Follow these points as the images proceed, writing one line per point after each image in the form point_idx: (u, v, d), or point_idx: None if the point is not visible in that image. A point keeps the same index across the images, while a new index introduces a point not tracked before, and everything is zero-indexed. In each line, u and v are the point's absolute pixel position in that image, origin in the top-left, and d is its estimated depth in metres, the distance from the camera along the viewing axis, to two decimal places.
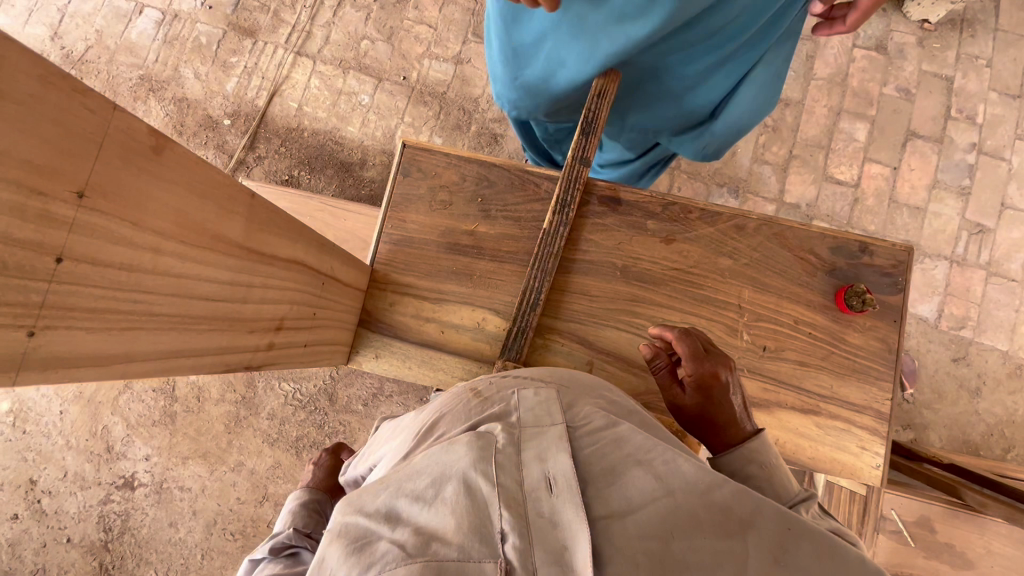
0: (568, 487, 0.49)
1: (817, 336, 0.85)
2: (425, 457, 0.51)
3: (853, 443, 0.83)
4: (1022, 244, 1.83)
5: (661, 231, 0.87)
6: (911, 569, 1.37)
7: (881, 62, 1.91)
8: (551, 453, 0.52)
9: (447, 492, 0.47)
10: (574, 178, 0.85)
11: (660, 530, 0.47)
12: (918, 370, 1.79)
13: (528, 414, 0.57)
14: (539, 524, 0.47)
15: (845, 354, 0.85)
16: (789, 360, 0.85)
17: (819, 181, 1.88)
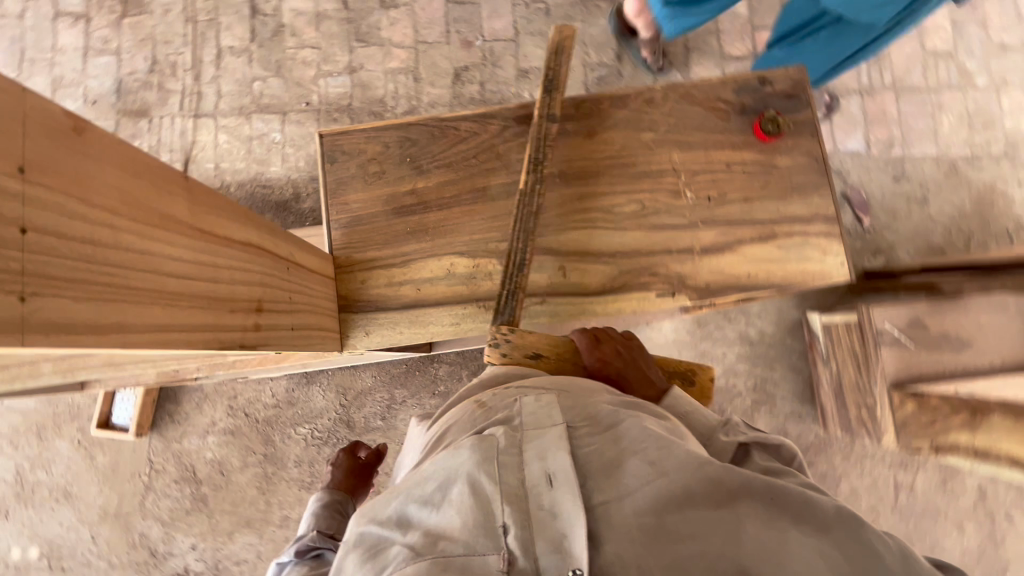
0: (564, 478, 0.59)
1: (751, 170, 0.91)
2: (434, 464, 0.62)
3: (815, 251, 0.90)
4: (916, 56, 1.94)
5: (582, 129, 0.92)
6: (920, 369, 1.47)
7: None
8: (551, 449, 0.62)
9: (452, 495, 0.58)
10: (543, 136, 0.86)
11: (654, 508, 0.55)
12: (869, 199, 1.89)
13: (530, 416, 0.67)
14: (542, 516, 0.56)
15: (780, 178, 0.91)
16: (735, 201, 0.91)
17: (721, 64, 1.96)
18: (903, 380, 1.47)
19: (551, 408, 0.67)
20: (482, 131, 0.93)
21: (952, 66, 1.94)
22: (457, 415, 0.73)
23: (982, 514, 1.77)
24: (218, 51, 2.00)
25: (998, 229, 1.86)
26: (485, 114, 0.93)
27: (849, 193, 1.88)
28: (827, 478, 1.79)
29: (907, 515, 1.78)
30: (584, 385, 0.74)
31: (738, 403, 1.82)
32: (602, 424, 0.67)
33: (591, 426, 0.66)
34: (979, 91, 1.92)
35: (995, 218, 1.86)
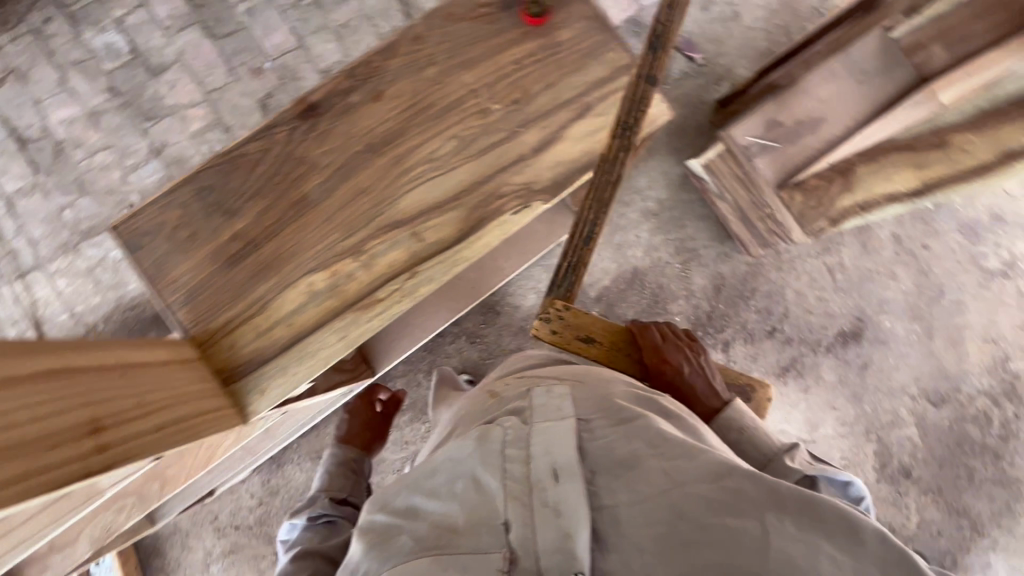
0: (568, 473, 0.73)
1: (523, 61, 1.09)
2: (447, 457, 0.81)
3: (618, 101, 1.09)
4: None
5: (368, 95, 1.06)
6: (794, 161, 1.55)
7: None
8: (562, 443, 0.77)
9: (458, 487, 0.76)
10: (638, 99, 0.95)
11: (665, 517, 0.68)
12: (691, 38, 1.98)
13: (539, 411, 0.84)
14: (546, 512, 0.69)
15: (554, 55, 1.09)
16: (522, 94, 1.08)
17: None
18: (785, 178, 1.56)
19: (561, 407, 0.84)
20: (272, 144, 1.05)
21: None
22: (479, 416, 0.94)
23: (904, 256, 1.94)
24: (9, 200, 1.82)
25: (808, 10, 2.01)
26: (269, 130, 1.06)
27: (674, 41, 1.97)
28: (772, 295, 1.91)
29: (849, 289, 1.92)
30: (601, 385, 0.92)
31: (670, 273, 1.89)
32: (615, 415, 0.83)
33: (603, 420, 0.82)
34: None
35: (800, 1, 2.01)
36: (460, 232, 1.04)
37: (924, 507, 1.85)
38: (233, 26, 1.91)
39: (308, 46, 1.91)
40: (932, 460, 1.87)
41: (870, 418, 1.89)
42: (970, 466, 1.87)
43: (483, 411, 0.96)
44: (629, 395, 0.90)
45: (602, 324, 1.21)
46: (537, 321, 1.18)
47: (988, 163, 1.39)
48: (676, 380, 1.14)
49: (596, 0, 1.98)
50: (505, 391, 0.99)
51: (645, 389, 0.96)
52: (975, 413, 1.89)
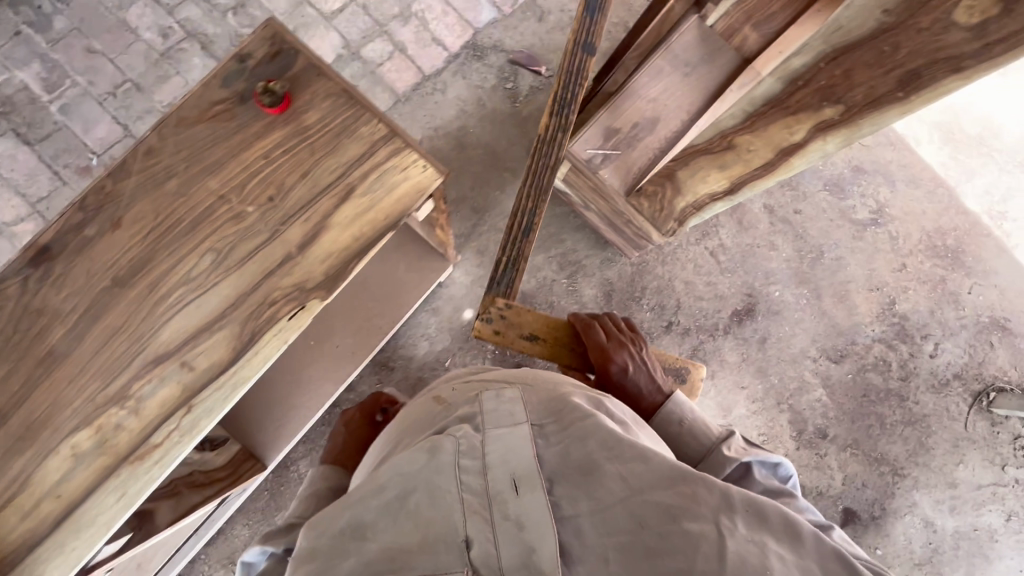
0: (529, 484, 0.69)
1: (266, 154, 1.13)
2: (391, 471, 0.72)
3: (375, 178, 1.12)
4: None
5: (107, 226, 1.10)
6: (639, 166, 1.54)
7: None
8: (517, 451, 0.72)
9: (411, 503, 0.69)
10: (572, 74, 1.19)
11: (627, 527, 0.67)
12: (533, 52, 1.97)
13: (489, 414, 0.78)
14: (508, 527, 0.66)
15: (295, 145, 1.13)
16: (266, 186, 1.12)
17: (328, 24, 1.89)
18: (632, 184, 1.56)
19: (515, 409, 0.79)
20: (8, 301, 1.08)
21: None
22: (428, 418, 0.86)
23: (779, 225, 1.98)
24: None
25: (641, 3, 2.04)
26: (3, 287, 1.08)
27: (516, 58, 1.95)
28: (662, 290, 1.91)
29: (734, 268, 1.95)
30: (548, 383, 0.87)
31: (559, 289, 1.87)
32: (567, 414, 0.78)
33: (557, 422, 0.77)
34: None
35: None
36: (231, 349, 1.07)
37: (845, 463, 1.90)
38: (48, 127, 1.78)
39: (136, 132, 1.79)
40: (844, 416, 1.92)
41: (778, 388, 1.92)
42: (880, 413, 1.93)
43: (427, 414, 0.87)
44: (580, 392, 0.85)
45: (547, 323, 1.26)
46: (479, 321, 1.25)
47: (772, 161, 1.37)
48: (618, 379, 1.14)
49: (431, 29, 1.93)
50: (452, 396, 0.90)
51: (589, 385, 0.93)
52: (875, 360, 1.95)
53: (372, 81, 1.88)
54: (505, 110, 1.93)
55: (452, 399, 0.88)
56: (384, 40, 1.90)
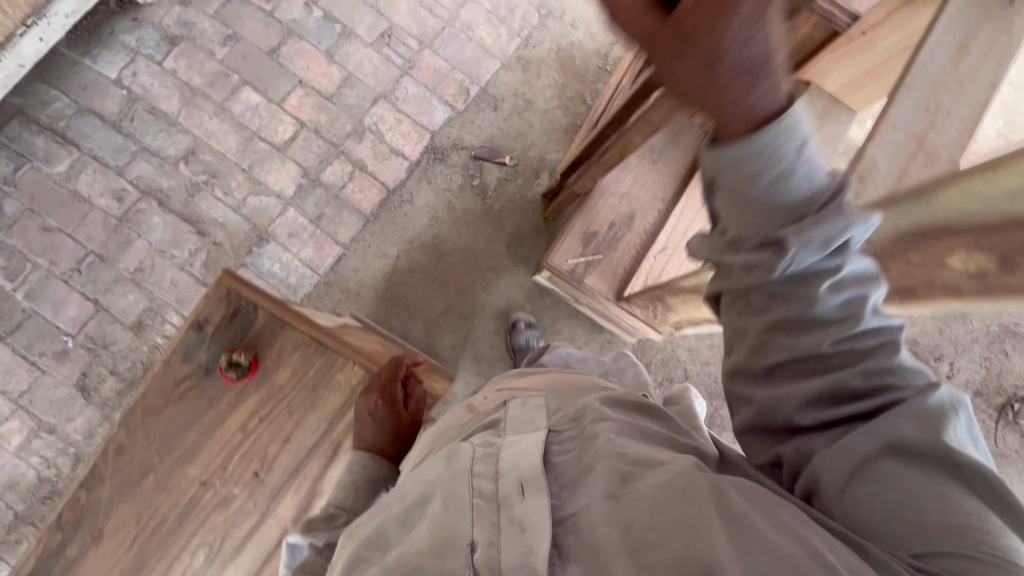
0: (534, 483, 0.64)
1: (250, 417, 1.12)
2: (416, 480, 0.73)
3: None
4: (413, 6, 1.95)
5: (94, 536, 1.05)
6: (623, 268, 1.50)
7: (187, 46, 1.87)
8: (524, 452, 0.69)
9: (428, 509, 0.67)
10: None
11: (625, 521, 0.58)
12: (494, 143, 1.93)
13: (513, 420, 0.78)
14: (511, 531, 0.60)
15: (278, 401, 1.13)
16: (255, 447, 1.10)
17: (283, 155, 1.85)
18: (621, 286, 1.49)
19: (536, 417, 0.77)
20: None
21: None
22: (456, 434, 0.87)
23: None
24: None
25: (594, 72, 2.01)
26: None
27: (479, 153, 1.91)
28: (667, 362, 1.87)
29: None
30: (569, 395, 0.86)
31: None
32: (585, 420, 0.73)
33: (572, 428, 0.73)
34: None
35: (582, 66, 2.01)
36: None
37: None
38: (18, 316, 1.72)
39: (106, 305, 1.74)
40: None
41: None
42: None
43: (459, 426, 0.89)
44: (614, 396, 0.80)
45: None
46: None
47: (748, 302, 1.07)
48: (736, 25, 0.51)
49: (388, 141, 1.88)
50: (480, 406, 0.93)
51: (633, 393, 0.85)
52: None
53: (338, 206, 1.84)
54: (477, 209, 1.89)
55: (479, 414, 0.88)
56: (343, 162, 1.86)
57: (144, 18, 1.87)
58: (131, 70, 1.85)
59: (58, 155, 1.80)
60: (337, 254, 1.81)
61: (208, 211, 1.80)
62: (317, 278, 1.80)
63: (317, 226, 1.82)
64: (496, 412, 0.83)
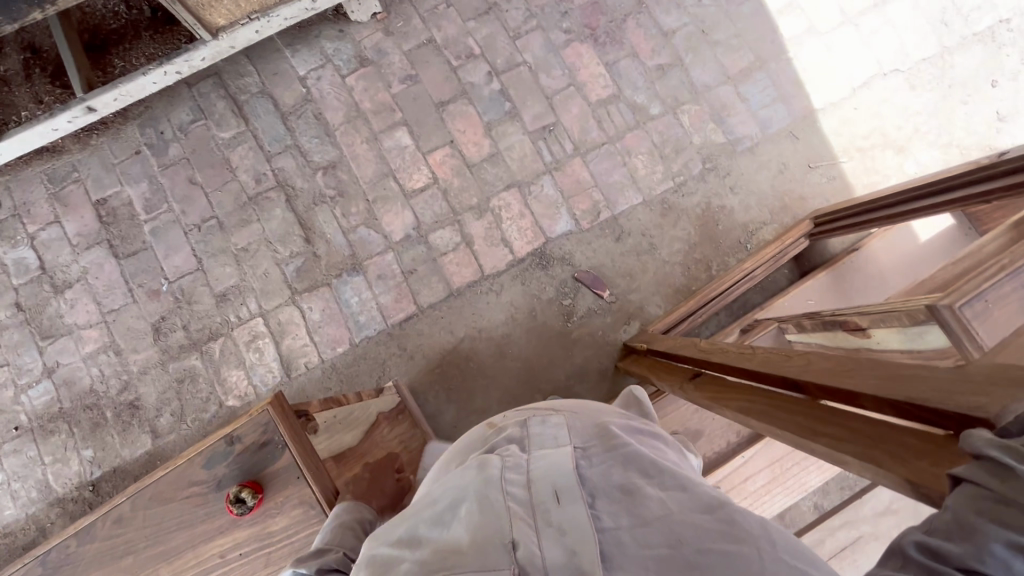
0: (569, 494, 0.70)
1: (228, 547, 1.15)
2: (444, 487, 0.77)
3: None
4: (584, 112, 1.96)
5: None
6: None
7: (373, 71, 2.00)
8: (560, 464, 0.74)
9: (462, 511, 0.72)
10: None
11: (667, 541, 0.66)
12: (600, 271, 1.89)
13: (537, 431, 0.83)
14: (551, 532, 0.67)
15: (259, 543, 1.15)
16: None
17: (407, 201, 1.92)
18: None
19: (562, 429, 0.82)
20: None
21: (621, 108, 1.96)
22: (479, 439, 0.91)
23: None
24: None
25: (731, 243, 1.91)
26: None
27: (581, 276, 1.88)
28: None
29: None
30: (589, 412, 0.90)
31: None
32: (609, 440, 0.79)
33: (599, 444, 0.79)
34: (655, 120, 1.95)
35: (721, 233, 1.91)
36: None
37: None
38: (137, 245, 1.92)
39: (206, 267, 1.90)
40: None
41: None
42: None
43: (478, 440, 0.90)
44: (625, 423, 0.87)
45: None
46: None
47: None
48: None
49: (503, 228, 1.90)
50: (502, 422, 0.94)
51: (638, 417, 0.93)
52: None
53: (432, 268, 1.88)
54: (555, 327, 1.86)
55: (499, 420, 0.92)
56: (455, 230, 1.90)
57: (349, 32, 2.02)
58: (318, 73, 2.00)
59: (228, 122, 1.98)
60: (411, 312, 1.86)
61: (322, 223, 1.91)
62: (382, 327, 1.85)
63: (405, 278, 1.88)
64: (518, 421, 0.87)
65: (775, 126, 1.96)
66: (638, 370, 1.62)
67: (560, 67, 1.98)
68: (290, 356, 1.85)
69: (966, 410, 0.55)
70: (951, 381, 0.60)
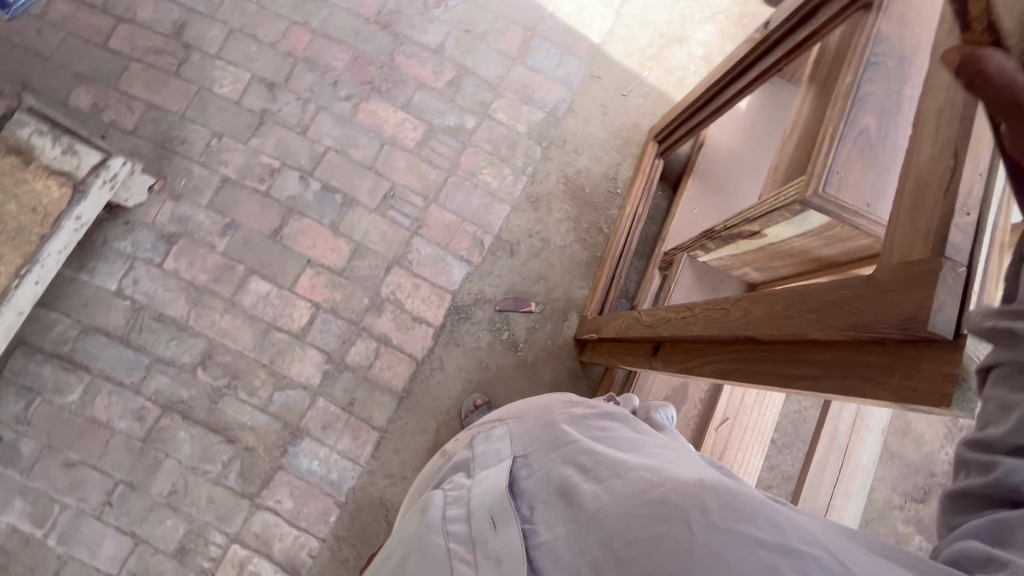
0: (502, 518, 0.79)
1: None
2: (405, 536, 0.89)
3: None
4: (412, 161, 1.90)
5: None
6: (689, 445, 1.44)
7: (187, 241, 1.80)
8: (495, 486, 0.85)
9: (414, 559, 0.83)
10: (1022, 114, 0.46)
11: (596, 540, 0.68)
12: (515, 291, 1.88)
13: (488, 459, 0.95)
14: (487, 564, 0.74)
15: None
16: None
17: (303, 342, 1.78)
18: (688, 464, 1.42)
19: (512, 449, 0.94)
20: None
21: (441, 138, 1.92)
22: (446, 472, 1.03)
23: None
24: None
25: (604, 197, 1.97)
26: None
27: (503, 305, 1.86)
28: None
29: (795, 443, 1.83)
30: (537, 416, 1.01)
31: None
32: (549, 450, 0.89)
33: (545, 453, 0.89)
34: (477, 131, 1.94)
35: (592, 194, 1.97)
36: None
37: None
38: (53, 565, 1.63)
39: (144, 535, 1.66)
40: None
41: None
42: None
43: (439, 469, 1.05)
44: (572, 416, 0.97)
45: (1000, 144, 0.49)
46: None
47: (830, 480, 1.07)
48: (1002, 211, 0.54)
49: (408, 309, 1.82)
50: (453, 448, 1.08)
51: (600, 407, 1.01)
52: None
53: (368, 387, 1.77)
54: (510, 363, 1.84)
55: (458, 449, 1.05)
56: (366, 339, 1.80)
57: (136, 219, 1.80)
58: (131, 277, 1.77)
59: (69, 382, 1.71)
60: (375, 439, 1.75)
61: (235, 415, 1.73)
62: (358, 470, 1.73)
63: (350, 412, 1.76)
64: (471, 450, 1.00)
65: (576, 78, 2.02)
66: (600, 358, 1.63)
67: (364, 134, 1.90)
68: (289, 559, 1.68)
69: (903, 322, 0.60)
70: (872, 295, 0.65)
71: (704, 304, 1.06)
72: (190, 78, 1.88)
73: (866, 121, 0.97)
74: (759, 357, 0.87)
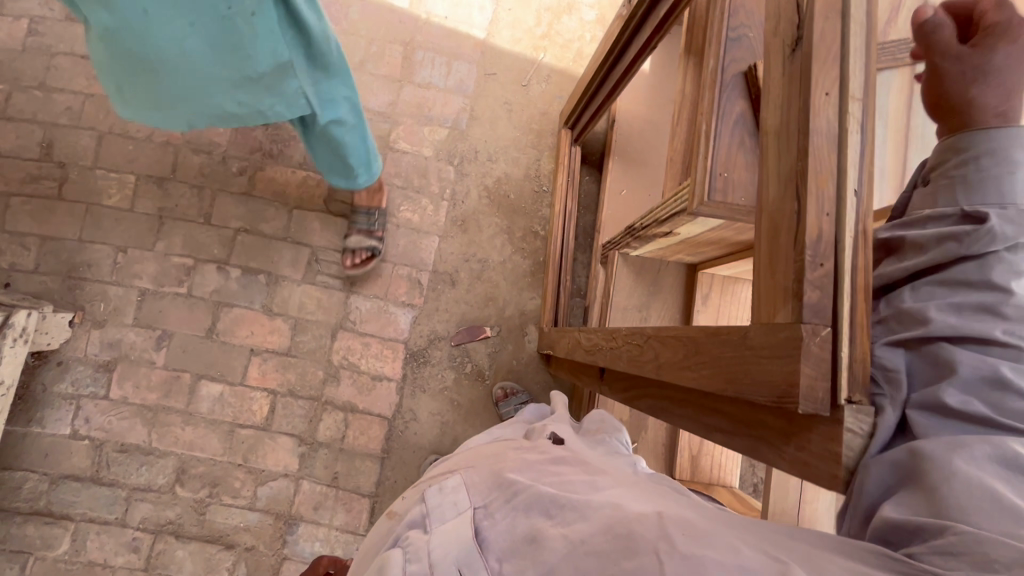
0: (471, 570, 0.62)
1: None
2: None
3: None
4: (325, 218, 1.81)
5: None
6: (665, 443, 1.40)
7: (125, 365, 1.75)
8: (457, 542, 0.66)
9: None
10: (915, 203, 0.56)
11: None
12: (466, 320, 1.82)
13: (436, 506, 0.74)
14: None
15: None
16: None
17: (270, 432, 1.75)
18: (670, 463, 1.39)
19: (466, 492, 0.75)
20: None
21: None
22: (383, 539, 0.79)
23: None
24: None
25: (532, 198, 1.89)
26: None
27: (459, 339, 1.81)
28: None
29: None
30: (489, 457, 0.85)
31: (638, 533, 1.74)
32: (507, 488, 0.70)
33: (501, 495, 0.70)
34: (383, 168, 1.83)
35: (518, 199, 1.88)
36: None
37: None
38: None
39: None
40: None
41: None
42: None
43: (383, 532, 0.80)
44: (523, 459, 0.79)
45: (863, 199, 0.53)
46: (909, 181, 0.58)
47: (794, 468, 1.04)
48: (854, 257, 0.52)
49: (365, 370, 1.78)
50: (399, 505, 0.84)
51: (545, 444, 0.86)
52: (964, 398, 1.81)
53: (348, 458, 1.75)
54: (481, 393, 1.80)
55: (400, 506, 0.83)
56: (332, 412, 1.76)
57: (68, 357, 1.74)
58: (81, 417, 1.73)
59: (55, 533, 1.69)
60: (369, 506, 1.73)
61: (226, 522, 1.72)
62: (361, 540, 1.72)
63: (337, 487, 1.74)
64: (415, 505, 0.78)
65: (470, 83, 1.89)
66: (563, 372, 1.59)
67: (269, 205, 1.80)
68: None
69: (777, 398, 0.54)
70: (749, 357, 0.59)
71: (625, 332, 1.01)
72: (76, 197, 1.78)
73: (738, 106, 0.90)
74: (678, 400, 0.82)
